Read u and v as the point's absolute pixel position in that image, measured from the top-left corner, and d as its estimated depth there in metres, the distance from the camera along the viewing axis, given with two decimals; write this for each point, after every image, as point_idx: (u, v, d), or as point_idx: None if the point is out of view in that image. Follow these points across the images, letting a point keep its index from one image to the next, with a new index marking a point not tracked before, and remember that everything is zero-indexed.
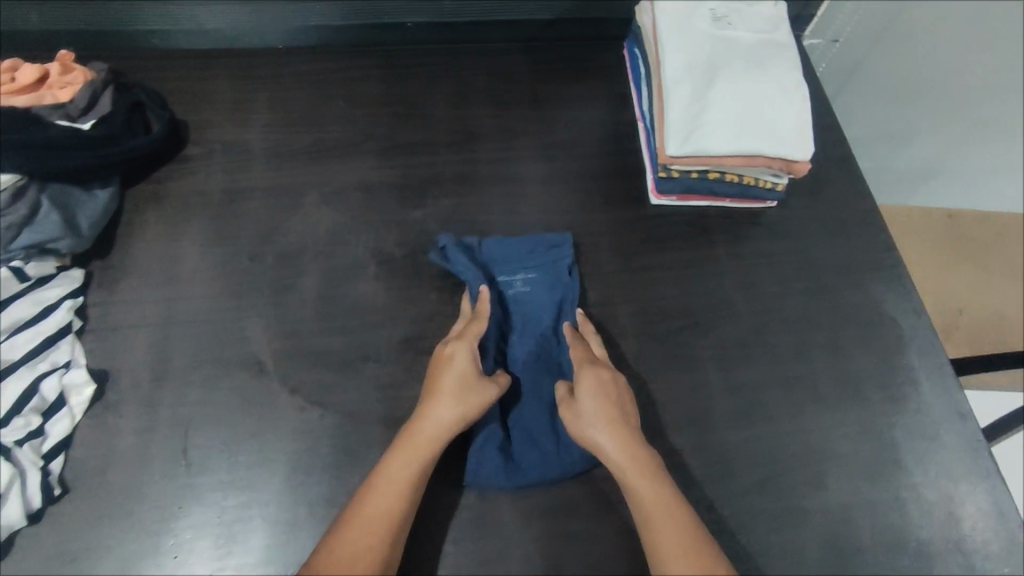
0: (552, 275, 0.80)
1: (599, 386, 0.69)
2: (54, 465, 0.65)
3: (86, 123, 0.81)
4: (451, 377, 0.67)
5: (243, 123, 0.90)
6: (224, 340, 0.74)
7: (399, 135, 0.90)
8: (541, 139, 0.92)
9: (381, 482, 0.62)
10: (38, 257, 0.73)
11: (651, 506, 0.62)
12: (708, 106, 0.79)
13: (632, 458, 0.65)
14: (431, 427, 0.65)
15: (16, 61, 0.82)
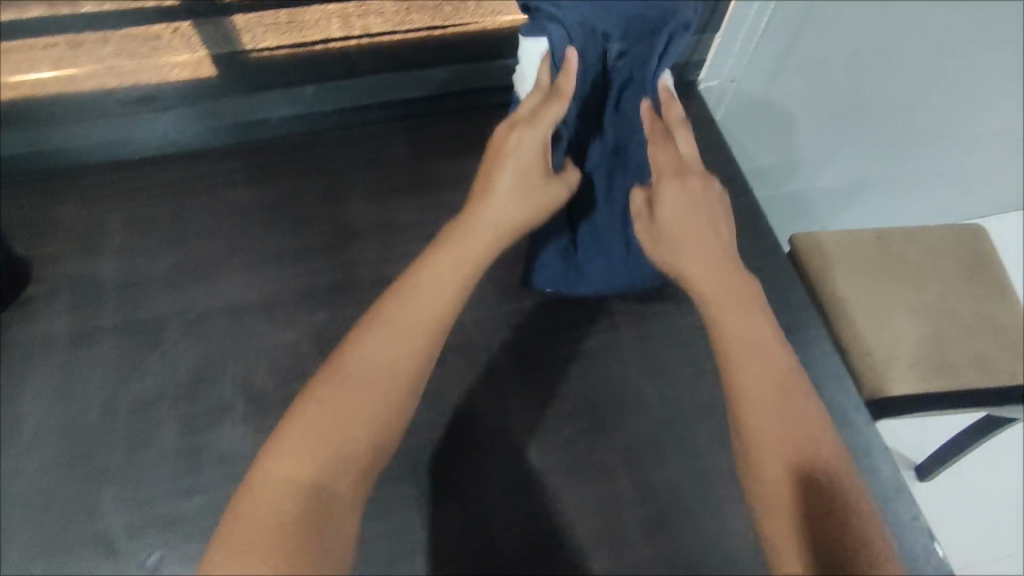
0: (650, 52, 0.70)
1: (693, 246, 0.62)
2: None
3: None
4: (506, 177, 0.62)
5: (93, 253, 0.81)
6: (71, 519, 0.66)
7: (269, 245, 0.83)
8: (425, 230, 0.85)
9: (410, 304, 0.56)
10: None
11: (732, 307, 0.59)
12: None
13: (730, 321, 0.59)
14: (487, 225, 0.61)
15: None
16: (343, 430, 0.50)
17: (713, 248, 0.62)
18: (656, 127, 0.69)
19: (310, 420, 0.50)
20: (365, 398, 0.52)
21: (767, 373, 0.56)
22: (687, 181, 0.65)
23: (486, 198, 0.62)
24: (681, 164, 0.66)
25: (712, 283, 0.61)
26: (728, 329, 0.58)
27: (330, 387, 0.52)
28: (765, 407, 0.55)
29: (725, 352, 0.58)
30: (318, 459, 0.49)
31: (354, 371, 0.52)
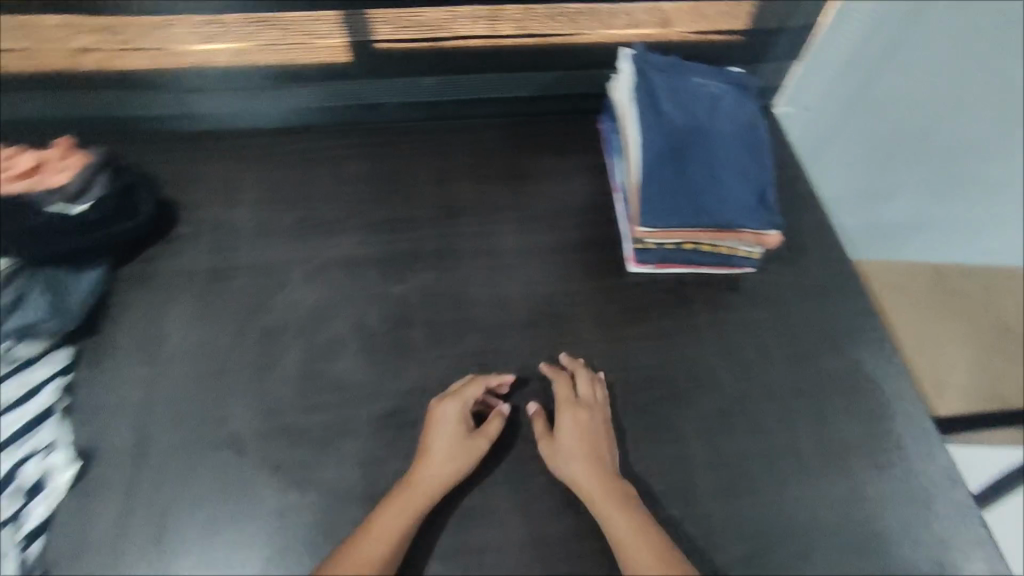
0: (731, 81, 0.91)
1: (561, 451, 0.71)
2: (34, 547, 0.67)
3: (80, 207, 0.81)
4: (444, 430, 0.71)
5: (231, 202, 0.92)
6: (206, 420, 0.75)
7: (383, 211, 0.93)
8: (521, 213, 0.95)
9: (351, 552, 0.63)
10: (26, 340, 0.75)
11: (609, 500, 0.68)
12: (691, 175, 0.81)
13: (585, 481, 0.69)
14: (422, 485, 0.68)
15: (16, 150, 0.84)
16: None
17: (602, 463, 0.71)
18: (563, 373, 0.79)
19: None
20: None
21: (649, 554, 0.64)
22: (568, 416, 0.73)
23: (425, 463, 0.70)
24: (566, 407, 0.74)
25: (584, 487, 0.69)
26: (608, 523, 0.67)
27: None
28: (650, 561, 0.63)
29: (616, 528, 0.66)
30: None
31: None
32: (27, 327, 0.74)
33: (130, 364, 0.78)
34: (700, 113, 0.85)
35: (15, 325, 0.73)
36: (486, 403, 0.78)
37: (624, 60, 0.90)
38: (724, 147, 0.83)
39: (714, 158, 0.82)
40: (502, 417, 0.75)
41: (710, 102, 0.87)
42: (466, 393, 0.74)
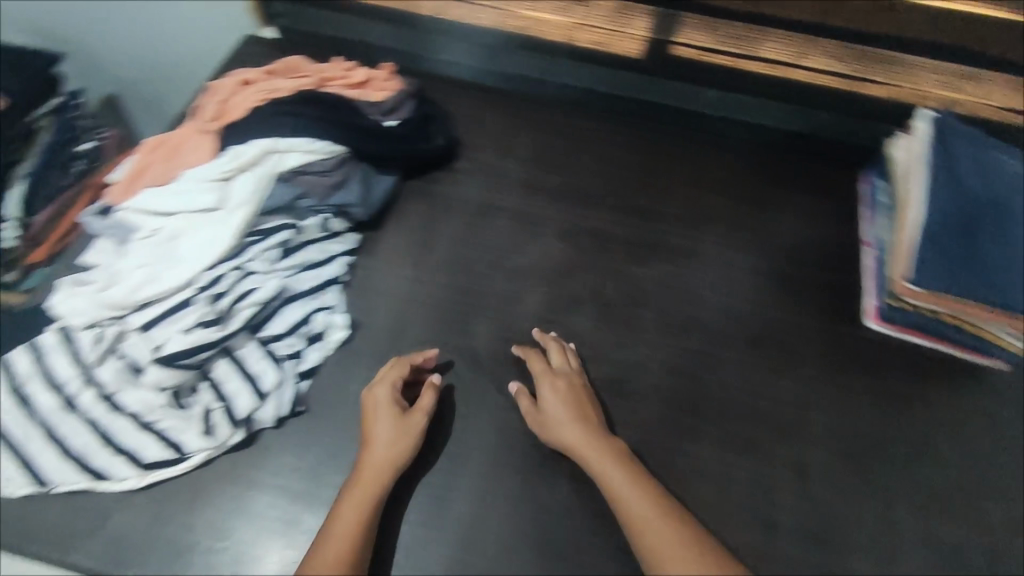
0: None
1: (564, 423, 0.72)
2: (303, 386, 0.76)
3: (388, 123, 0.95)
4: (380, 429, 0.70)
5: (507, 152, 1.02)
6: (455, 330, 0.84)
7: (635, 199, 0.99)
8: (765, 238, 0.95)
9: (348, 500, 0.66)
10: (336, 216, 0.87)
11: (619, 481, 0.68)
12: (972, 253, 0.80)
13: (603, 467, 0.69)
14: (367, 474, 0.67)
15: (355, 65, 1.00)
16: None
17: (590, 436, 0.71)
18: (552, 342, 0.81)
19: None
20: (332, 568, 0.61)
21: (661, 529, 0.64)
22: (546, 388, 0.75)
23: (374, 429, 0.70)
24: (544, 378, 0.76)
25: (597, 466, 0.69)
26: (614, 489, 0.68)
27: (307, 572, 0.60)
28: (663, 535, 0.63)
29: (626, 508, 0.66)
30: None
31: (332, 555, 0.61)
32: (342, 206, 0.85)
33: (403, 263, 0.89)
34: (1004, 194, 0.82)
35: (338, 199, 0.85)
36: (419, 379, 0.78)
37: (921, 119, 0.88)
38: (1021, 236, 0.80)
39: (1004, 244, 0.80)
40: (435, 389, 0.75)
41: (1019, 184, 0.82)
42: (387, 374, 0.75)
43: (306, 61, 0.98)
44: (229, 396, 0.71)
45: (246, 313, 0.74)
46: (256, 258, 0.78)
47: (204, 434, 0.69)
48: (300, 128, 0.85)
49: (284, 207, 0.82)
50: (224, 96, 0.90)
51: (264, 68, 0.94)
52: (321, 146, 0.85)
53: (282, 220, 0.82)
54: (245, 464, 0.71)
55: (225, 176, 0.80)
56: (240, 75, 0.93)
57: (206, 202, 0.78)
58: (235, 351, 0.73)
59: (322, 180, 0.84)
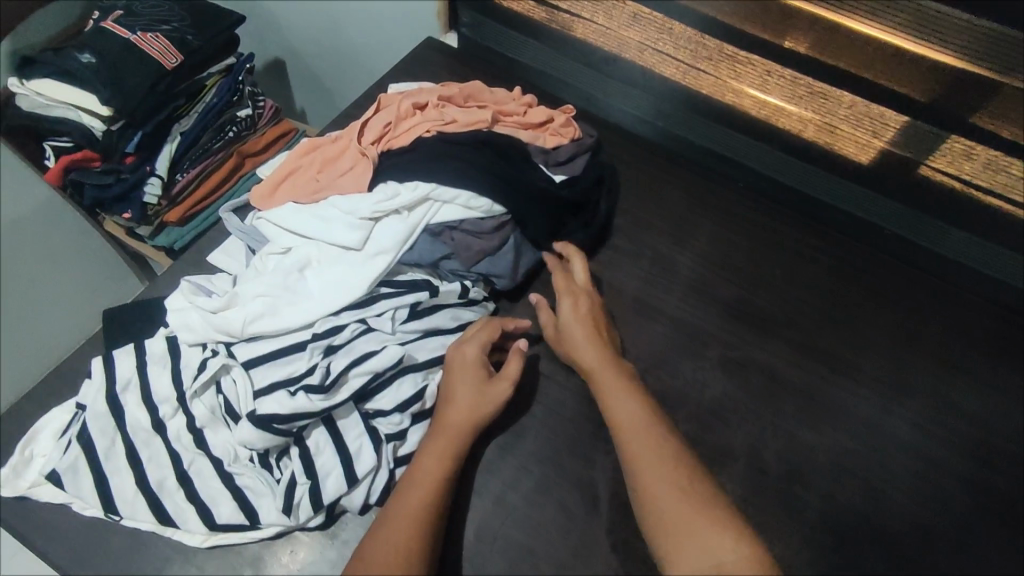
0: None
1: (581, 347, 0.71)
2: (397, 473, 0.67)
3: (555, 175, 0.83)
4: (462, 381, 0.68)
5: (679, 242, 0.87)
6: (576, 449, 0.71)
7: (827, 340, 0.80)
8: (983, 436, 0.75)
9: (432, 452, 0.64)
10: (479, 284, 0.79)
11: (614, 402, 0.67)
12: None
13: (604, 395, 0.68)
14: (451, 420, 0.66)
15: (534, 101, 0.89)
16: (409, 540, 0.58)
17: (605, 365, 0.70)
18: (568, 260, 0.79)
19: (386, 524, 0.59)
20: (411, 523, 0.59)
21: (655, 462, 0.61)
22: (565, 304, 0.74)
23: (460, 390, 0.67)
24: (562, 293, 0.75)
25: (599, 389, 0.68)
26: (612, 413, 0.66)
27: (390, 521, 0.59)
28: (660, 480, 0.60)
29: (629, 440, 0.64)
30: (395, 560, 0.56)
31: (413, 508, 0.60)
32: (488, 275, 0.78)
33: (534, 350, 0.78)
34: None
35: (483, 269, 0.77)
36: (503, 344, 0.75)
37: None
38: None
39: None
40: (521, 356, 0.71)
41: None
42: (473, 335, 0.71)
43: (486, 88, 0.89)
44: (318, 473, 0.63)
45: (356, 382, 0.65)
46: (383, 316, 0.70)
47: (282, 511, 0.62)
48: (464, 177, 0.75)
49: (428, 266, 0.76)
50: (392, 119, 0.82)
51: (440, 93, 0.86)
52: (483, 203, 0.75)
53: (419, 278, 0.74)
54: (320, 552, 0.64)
55: (375, 217, 0.72)
56: (414, 98, 0.85)
57: (349, 242, 0.70)
58: (336, 419, 0.65)
59: (473, 243, 0.76)
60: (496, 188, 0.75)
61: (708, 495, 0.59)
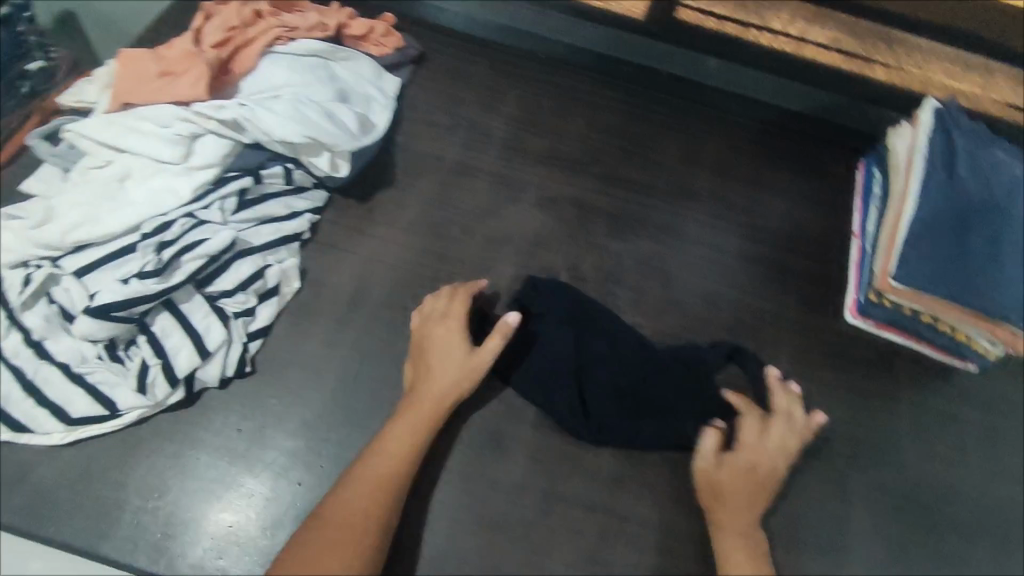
0: None
1: (731, 480, 0.67)
2: (253, 346, 0.72)
3: (387, 82, 0.90)
4: (442, 353, 0.70)
5: (489, 109, 0.95)
6: (417, 294, 0.79)
7: (623, 170, 0.92)
8: (752, 220, 0.91)
9: (401, 423, 0.66)
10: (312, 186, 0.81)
11: (732, 524, 0.65)
12: (948, 265, 0.75)
13: (732, 510, 0.66)
14: (428, 400, 0.67)
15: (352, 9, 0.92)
16: (369, 508, 0.61)
17: (748, 492, 0.67)
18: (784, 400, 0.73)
19: (343, 490, 0.62)
20: (376, 491, 0.62)
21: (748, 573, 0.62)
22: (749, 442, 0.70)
23: (431, 374, 0.69)
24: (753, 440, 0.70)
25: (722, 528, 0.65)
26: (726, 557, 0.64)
27: (351, 487, 0.62)
28: None
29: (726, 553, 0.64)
30: (344, 527, 0.59)
31: (379, 476, 0.63)
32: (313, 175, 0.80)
33: (368, 219, 0.83)
34: (991, 209, 0.75)
35: (303, 153, 0.76)
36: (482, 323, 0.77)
37: (925, 110, 0.83)
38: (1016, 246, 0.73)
39: (999, 255, 0.73)
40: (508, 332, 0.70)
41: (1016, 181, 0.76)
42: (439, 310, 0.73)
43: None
44: (169, 352, 0.66)
45: (190, 265, 0.68)
46: (210, 208, 0.72)
47: (138, 392, 0.65)
48: (284, 76, 0.78)
49: (246, 170, 0.75)
50: (236, 25, 0.79)
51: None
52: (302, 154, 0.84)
53: (235, 180, 0.73)
54: (188, 426, 0.68)
55: (189, 125, 0.71)
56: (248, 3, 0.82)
57: (168, 152, 0.70)
58: (178, 304, 0.68)
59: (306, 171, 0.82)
60: (311, 81, 0.79)
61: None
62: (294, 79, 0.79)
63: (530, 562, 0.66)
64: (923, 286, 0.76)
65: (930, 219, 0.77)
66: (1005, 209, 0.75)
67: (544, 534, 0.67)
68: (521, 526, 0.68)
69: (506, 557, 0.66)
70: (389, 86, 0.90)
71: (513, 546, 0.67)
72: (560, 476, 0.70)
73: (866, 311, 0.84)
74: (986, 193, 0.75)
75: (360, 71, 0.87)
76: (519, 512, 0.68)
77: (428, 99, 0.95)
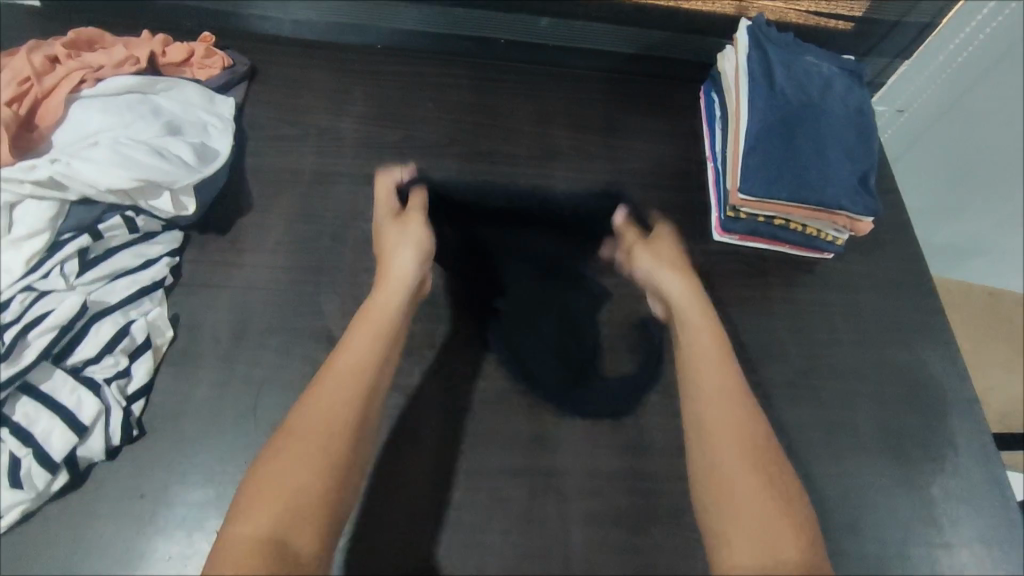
0: (847, 85, 0.88)
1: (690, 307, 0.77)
2: (135, 408, 0.68)
3: (223, 104, 0.87)
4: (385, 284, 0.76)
5: (336, 111, 0.93)
6: (301, 312, 0.77)
7: (482, 143, 0.94)
8: (613, 165, 0.95)
9: (307, 404, 0.62)
10: (165, 228, 0.77)
11: (720, 409, 0.67)
12: (789, 167, 0.81)
13: (714, 389, 0.68)
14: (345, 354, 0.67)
15: (165, 36, 0.87)
16: (306, 472, 0.58)
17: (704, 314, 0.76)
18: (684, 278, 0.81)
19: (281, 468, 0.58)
20: (298, 475, 0.58)
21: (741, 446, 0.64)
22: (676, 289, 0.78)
23: (358, 329, 0.68)
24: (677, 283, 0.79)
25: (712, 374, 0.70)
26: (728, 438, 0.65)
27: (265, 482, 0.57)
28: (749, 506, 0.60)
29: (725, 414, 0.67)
30: (270, 522, 0.55)
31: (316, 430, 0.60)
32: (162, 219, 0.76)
33: (233, 250, 0.80)
34: (809, 113, 0.84)
35: (138, 197, 0.72)
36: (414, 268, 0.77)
37: (742, 30, 0.89)
38: (832, 142, 0.83)
39: (823, 152, 0.82)
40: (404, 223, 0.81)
41: (822, 86, 0.86)
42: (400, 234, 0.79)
43: (107, 32, 0.83)
44: (40, 438, 0.61)
45: (41, 341, 0.63)
46: (50, 276, 0.66)
47: (13, 487, 0.60)
48: (103, 122, 0.74)
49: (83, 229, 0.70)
50: (27, 74, 0.72)
51: (57, 40, 0.78)
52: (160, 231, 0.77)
53: (71, 243, 0.68)
54: (82, 506, 0.64)
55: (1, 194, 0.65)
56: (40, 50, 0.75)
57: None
58: (38, 386, 0.63)
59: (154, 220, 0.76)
60: (134, 122, 0.75)
61: (776, 463, 0.64)
62: (116, 123, 0.74)
63: (466, 540, 0.67)
64: (773, 191, 0.80)
65: (770, 128, 0.82)
66: (820, 111, 0.84)
67: (473, 509, 0.69)
68: (449, 509, 0.68)
69: (440, 541, 0.67)
70: (226, 109, 0.86)
71: (445, 529, 0.68)
72: (479, 451, 0.72)
73: (730, 228, 0.87)
74: (803, 99, 0.84)
75: (187, 99, 0.82)
76: (448, 496, 0.69)
77: (271, 113, 0.92)
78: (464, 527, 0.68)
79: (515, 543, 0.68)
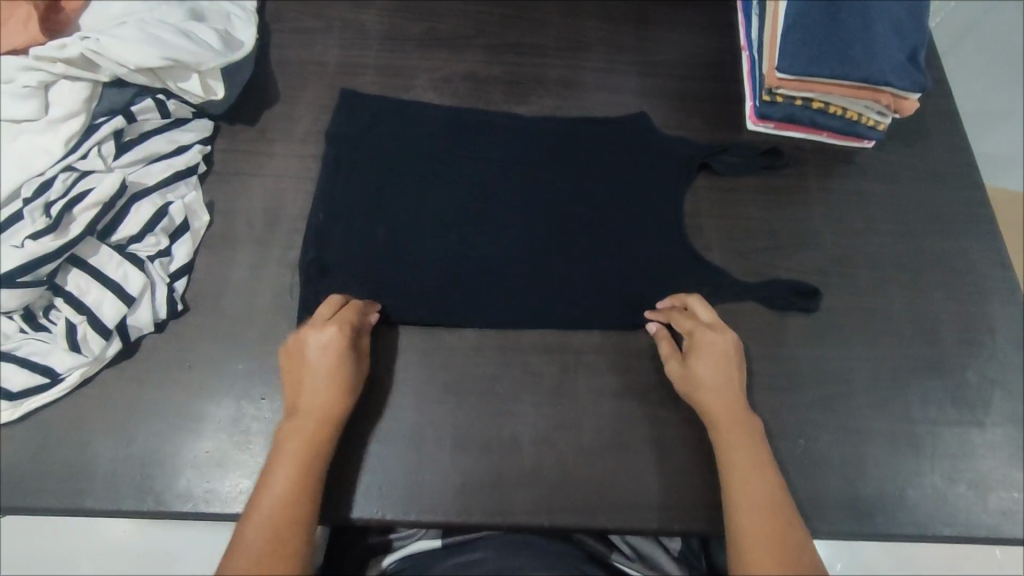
0: None
1: (712, 372, 0.67)
2: (179, 285, 0.70)
3: None
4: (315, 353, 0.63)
5: (360, 3, 0.91)
6: (331, 198, 0.77)
7: (509, 35, 0.91)
8: (644, 56, 0.92)
9: (270, 490, 0.57)
10: (197, 116, 0.77)
11: (746, 482, 0.60)
12: (830, 41, 0.77)
13: (753, 490, 0.60)
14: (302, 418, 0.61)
15: None
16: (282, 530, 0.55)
17: (724, 370, 0.67)
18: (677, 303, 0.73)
19: (250, 527, 0.55)
20: (295, 500, 0.57)
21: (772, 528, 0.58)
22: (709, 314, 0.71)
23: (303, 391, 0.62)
24: (705, 330, 0.69)
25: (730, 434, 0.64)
26: (742, 510, 0.59)
27: (272, 496, 0.56)
28: None
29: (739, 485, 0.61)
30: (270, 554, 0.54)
31: (282, 489, 0.57)
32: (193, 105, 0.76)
33: (264, 140, 0.80)
34: None
35: (168, 78, 0.72)
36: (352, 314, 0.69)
37: None
38: (878, 15, 0.78)
39: (869, 26, 0.78)
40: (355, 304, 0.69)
41: None
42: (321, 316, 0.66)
43: None
44: (92, 306, 0.64)
45: (86, 216, 0.65)
46: (89, 156, 0.68)
47: (72, 350, 0.63)
48: (130, 6, 0.73)
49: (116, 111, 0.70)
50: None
51: None
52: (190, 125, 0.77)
53: (104, 126, 0.69)
54: (132, 375, 0.67)
55: (37, 74, 0.66)
56: None
57: (22, 108, 0.65)
58: (86, 259, 0.65)
59: (185, 108, 0.76)
60: (159, 6, 0.75)
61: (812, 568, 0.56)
62: (142, 6, 0.74)
63: (499, 412, 0.69)
64: (813, 67, 0.76)
65: (809, 5, 0.78)
66: None
67: (507, 383, 0.70)
68: (482, 382, 0.70)
69: (475, 411, 0.69)
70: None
71: (479, 401, 0.69)
72: (512, 330, 0.73)
73: (765, 116, 0.85)
74: None
75: None
76: (481, 371, 0.70)
77: (294, 5, 0.89)
78: (498, 399, 0.69)
79: (546, 416, 0.69)
